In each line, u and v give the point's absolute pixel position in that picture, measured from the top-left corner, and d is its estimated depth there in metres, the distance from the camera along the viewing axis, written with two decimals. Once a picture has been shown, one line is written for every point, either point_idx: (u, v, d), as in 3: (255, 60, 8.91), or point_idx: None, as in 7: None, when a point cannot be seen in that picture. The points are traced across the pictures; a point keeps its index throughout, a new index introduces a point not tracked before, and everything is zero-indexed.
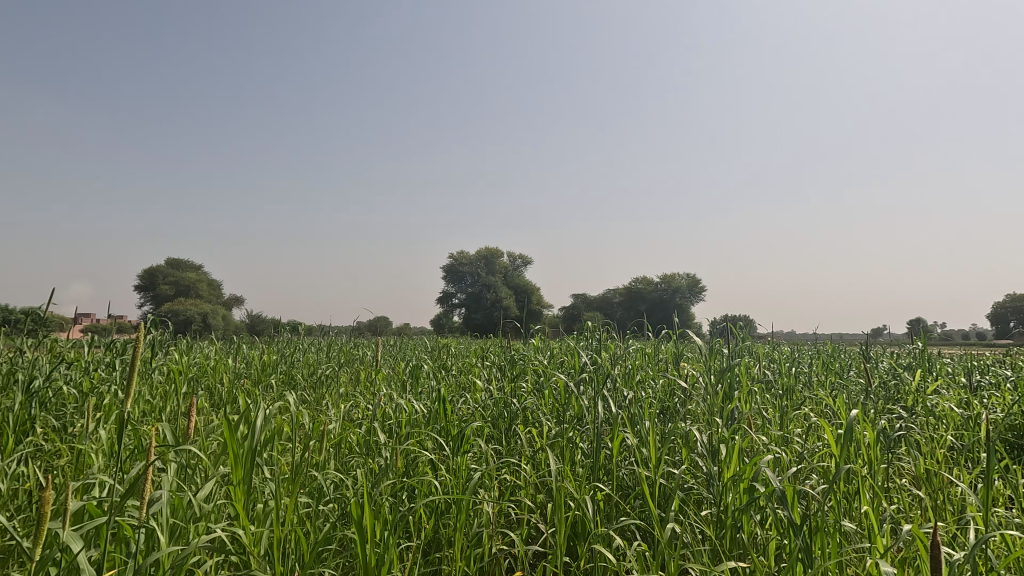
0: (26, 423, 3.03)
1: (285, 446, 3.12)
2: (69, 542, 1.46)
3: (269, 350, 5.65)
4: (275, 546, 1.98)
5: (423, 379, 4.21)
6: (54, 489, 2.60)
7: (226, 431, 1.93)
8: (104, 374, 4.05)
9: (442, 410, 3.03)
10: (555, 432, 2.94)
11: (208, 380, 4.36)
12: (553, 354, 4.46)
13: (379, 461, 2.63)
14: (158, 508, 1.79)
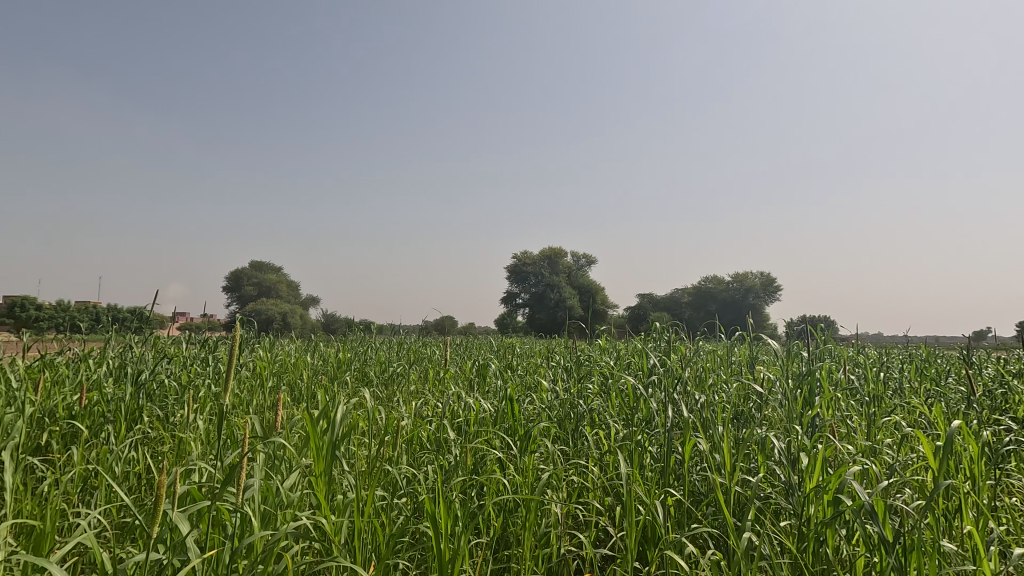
0: (135, 413, 3.34)
1: (361, 441, 3.26)
2: (178, 522, 1.60)
3: (344, 348, 5.92)
4: (354, 535, 2.08)
5: (489, 379, 4.28)
6: (160, 472, 2.86)
7: (309, 425, 2.05)
8: (200, 369, 4.40)
9: (510, 409, 3.07)
10: (624, 434, 2.90)
11: (290, 375, 4.64)
12: (620, 355, 4.39)
13: (449, 459, 2.69)
14: (250, 495, 1.93)
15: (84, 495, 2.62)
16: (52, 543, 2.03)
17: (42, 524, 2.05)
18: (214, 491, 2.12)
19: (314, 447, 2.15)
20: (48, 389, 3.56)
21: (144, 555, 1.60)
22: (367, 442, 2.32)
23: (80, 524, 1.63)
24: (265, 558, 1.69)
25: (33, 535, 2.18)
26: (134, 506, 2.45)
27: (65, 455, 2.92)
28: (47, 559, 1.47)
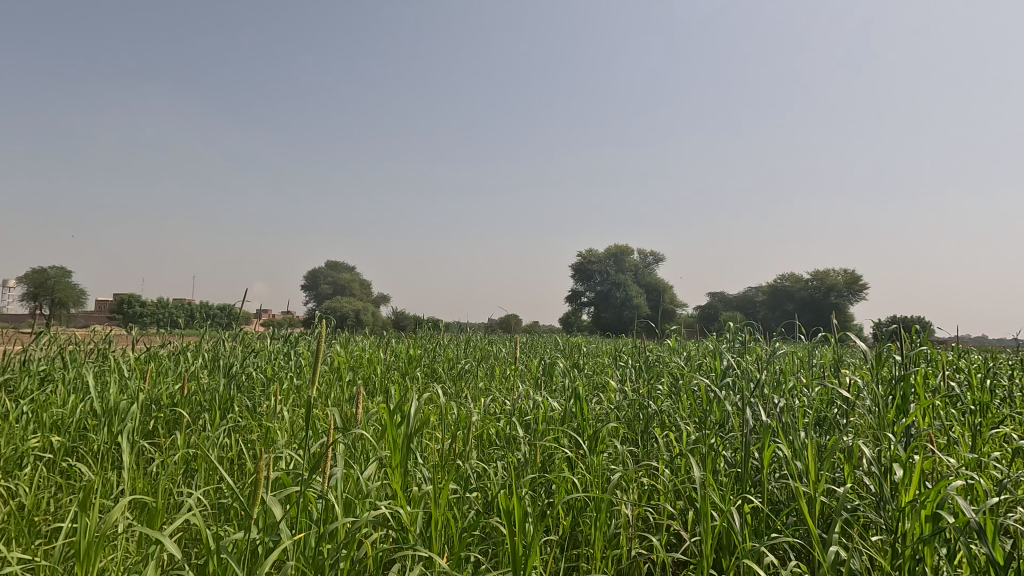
0: (228, 401, 3.60)
1: (432, 435, 3.37)
2: (271, 505, 1.71)
3: (414, 345, 6.11)
4: (428, 526, 2.14)
5: (557, 378, 4.28)
6: (251, 458, 3.07)
7: (387, 418, 2.13)
8: (284, 363, 4.69)
9: (578, 409, 3.05)
10: (696, 437, 2.81)
11: (365, 369, 4.84)
12: (691, 356, 4.27)
13: (518, 456, 2.72)
14: (333, 483, 2.03)
15: (187, 477, 2.86)
16: (161, 519, 2.23)
17: (153, 501, 2.26)
18: (300, 478, 2.25)
19: (390, 440, 2.25)
20: (155, 379, 3.91)
21: (241, 534, 1.72)
22: (440, 436, 2.38)
23: (186, 503, 1.77)
24: (349, 543, 1.78)
25: (145, 511, 2.40)
26: (230, 489, 2.64)
27: (170, 439, 3.20)
28: (160, 532, 1.61)
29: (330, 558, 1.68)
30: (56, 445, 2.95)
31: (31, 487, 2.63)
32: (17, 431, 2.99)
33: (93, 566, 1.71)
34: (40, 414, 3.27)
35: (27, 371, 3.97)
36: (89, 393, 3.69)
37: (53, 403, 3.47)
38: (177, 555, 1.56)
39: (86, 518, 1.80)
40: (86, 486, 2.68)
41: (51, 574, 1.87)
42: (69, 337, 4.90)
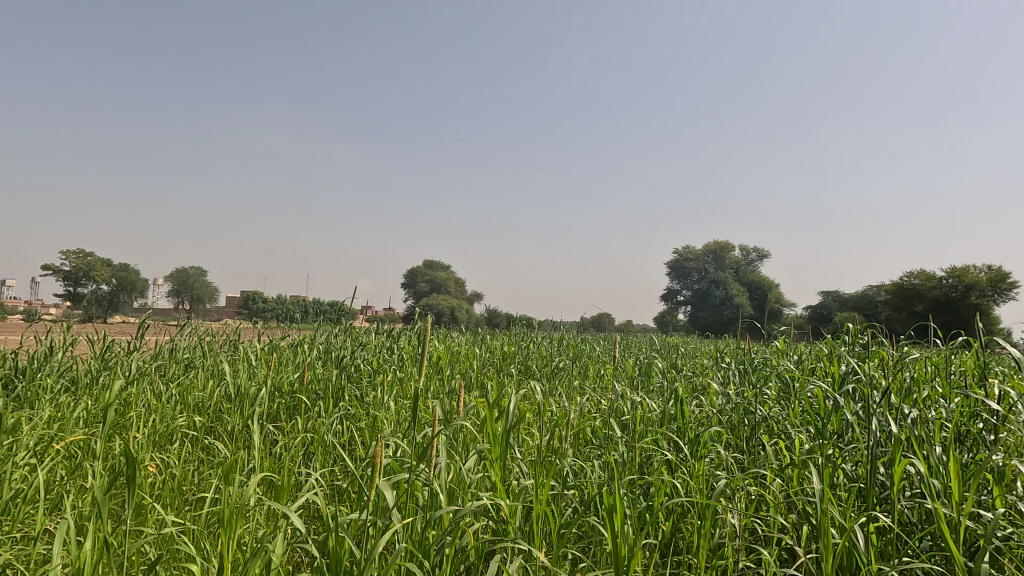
0: (339, 390, 3.89)
1: (529, 431, 3.41)
2: (383, 489, 1.83)
3: (509, 342, 6.21)
4: (528, 519, 2.17)
5: (654, 379, 4.16)
6: (361, 444, 3.29)
7: (488, 413, 2.20)
8: (388, 356, 4.97)
9: (679, 410, 2.94)
10: (811, 446, 2.61)
11: (462, 364, 5.01)
12: (803, 359, 3.97)
13: (615, 456, 2.68)
14: (437, 472, 2.12)
15: (306, 459, 3.12)
16: (286, 495, 2.46)
17: (279, 478, 2.50)
18: (407, 465, 2.37)
19: (491, 434, 2.32)
20: (277, 368, 4.30)
21: (356, 514, 1.85)
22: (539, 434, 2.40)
23: (309, 481, 1.94)
24: (454, 531, 1.85)
25: (272, 488, 2.65)
26: (344, 472, 2.85)
27: (291, 423, 3.51)
28: (289, 506, 1.78)
29: (437, 544, 1.76)
30: (198, 424, 3.34)
31: (181, 460, 3.00)
32: (168, 409, 3.43)
33: (234, 532, 1.92)
34: (186, 396, 3.72)
35: (174, 358, 4.53)
36: (223, 379, 4.14)
37: (195, 386, 3.93)
38: (303, 529, 1.70)
39: (227, 491, 2.02)
40: (224, 461, 3.01)
41: (200, 535, 2.13)
42: (206, 328, 5.52)
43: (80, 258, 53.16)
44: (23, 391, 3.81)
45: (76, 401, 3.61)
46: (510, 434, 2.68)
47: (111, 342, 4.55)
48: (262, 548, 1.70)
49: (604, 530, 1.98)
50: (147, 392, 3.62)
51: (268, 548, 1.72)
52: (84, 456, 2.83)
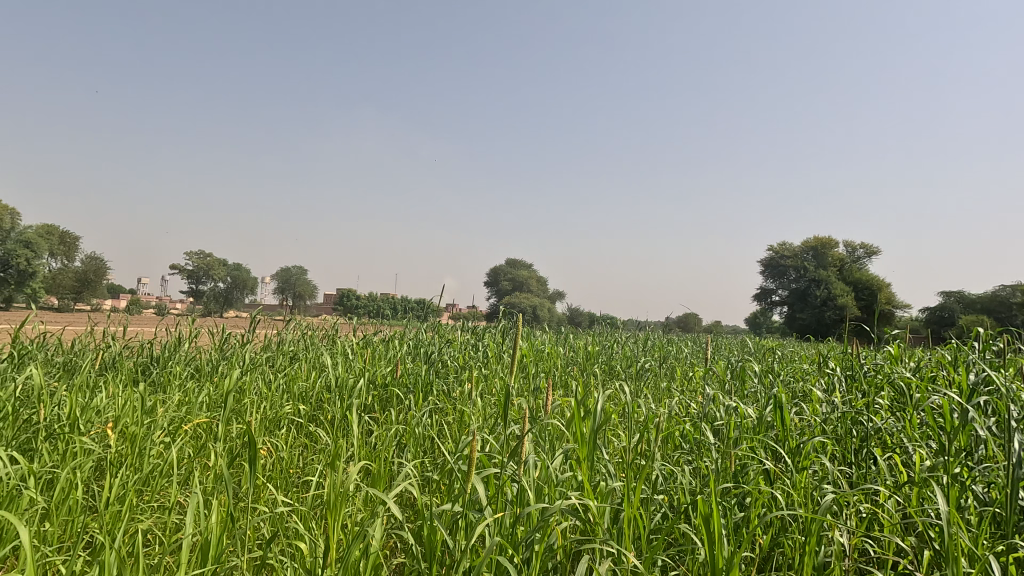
0: (429, 385, 4.04)
1: (615, 432, 3.37)
2: (474, 483, 1.89)
3: (593, 341, 6.15)
4: (617, 521, 2.16)
5: (749, 384, 3.96)
6: (450, 437, 3.41)
7: (577, 413, 2.20)
8: (474, 353, 5.10)
9: (779, 418, 2.78)
10: (933, 463, 2.36)
11: (546, 363, 5.02)
12: (921, 366, 3.61)
13: (707, 462, 2.59)
14: (525, 468, 2.15)
15: (399, 449, 3.28)
16: (382, 483, 2.60)
17: (376, 466, 2.64)
18: (495, 460, 2.42)
19: (578, 433, 2.32)
20: (371, 361, 4.54)
21: (448, 506, 1.92)
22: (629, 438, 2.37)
23: (406, 471, 2.04)
24: (543, 530, 1.87)
25: (369, 476, 2.81)
26: (435, 464, 2.97)
27: (385, 415, 3.70)
28: (387, 492, 1.88)
29: (527, 540, 1.79)
30: (303, 411, 3.61)
31: (289, 445, 3.26)
32: (277, 397, 3.72)
33: (337, 514, 2.05)
34: (292, 386, 4.03)
35: (281, 351, 4.91)
36: (323, 370, 4.44)
37: (299, 376, 4.24)
38: (400, 517, 1.79)
39: (330, 476, 2.17)
40: (326, 448, 3.23)
41: (308, 516, 2.30)
42: (308, 323, 5.94)
43: (200, 258, 59.03)
44: (158, 376, 4.29)
45: (200, 386, 4.03)
46: (598, 434, 2.66)
47: (228, 334, 5.02)
48: (363, 532, 1.82)
49: (697, 538, 1.92)
50: (259, 381, 3.96)
51: (368, 532, 1.83)
52: (207, 437, 3.14)
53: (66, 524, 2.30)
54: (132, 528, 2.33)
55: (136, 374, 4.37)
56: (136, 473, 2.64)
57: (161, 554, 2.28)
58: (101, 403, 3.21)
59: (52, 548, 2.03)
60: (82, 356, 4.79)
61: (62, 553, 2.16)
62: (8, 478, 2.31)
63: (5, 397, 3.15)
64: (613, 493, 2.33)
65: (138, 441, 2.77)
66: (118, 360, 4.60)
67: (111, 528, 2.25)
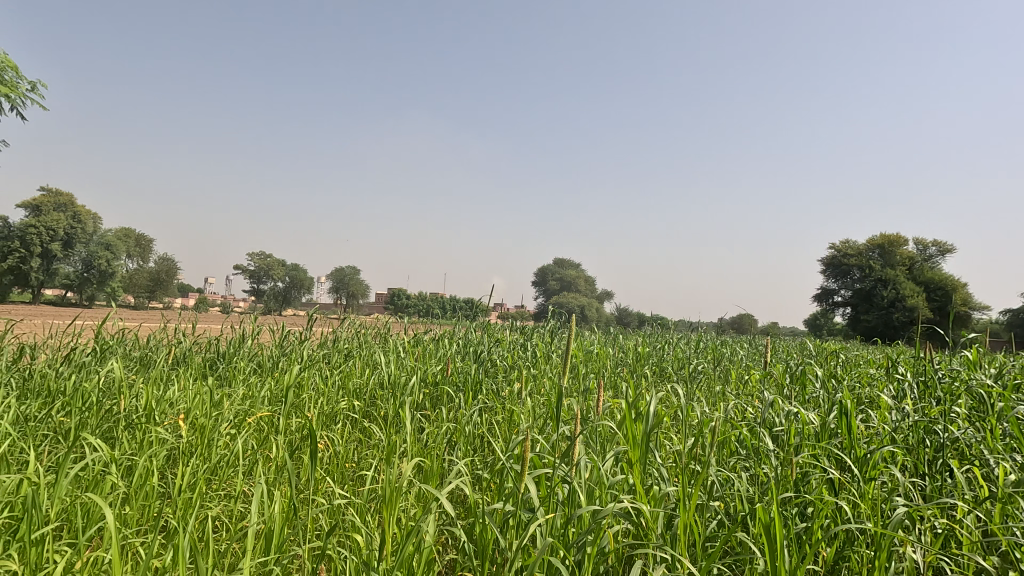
0: (478, 384, 4.09)
1: (668, 435, 3.30)
2: (526, 483, 1.90)
3: (643, 342, 6.04)
4: (670, 526, 2.11)
5: (811, 389, 3.79)
6: (499, 437, 3.44)
7: (630, 415, 2.18)
8: (522, 352, 5.13)
9: (844, 425, 2.65)
10: (1019, 478, 2.20)
11: (595, 364, 4.99)
12: (1004, 373, 3.36)
13: (766, 470, 2.49)
14: (576, 470, 2.14)
15: (450, 447, 3.32)
16: (433, 480, 2.65)
17: (429, 463, 2.70)
18: (546, 461, 2.42)
19: (630, 435, 2.30)
20: (422, 359, 4.63)
21: (499, 504, 1.94)
22: (684, 442, 2.31)
23: (457, 469, 2.07)
24: (594, 532, 1.86)
25: (422, 472, 2.87)
26: (486, 462, 2.99)
27: (436, 413, 3.77)
28: (440, 489, 1.92)
29: (579, 542, 1.78)
30: (357, 407, 3.72)
31: (344, 439, 3.36)
32: (333, 393, 3.86)
33: (392, 508, 2.11)
34: (347, 382, 4.17)
35: (336, 348, 5.09)
36: (376, 367, 4.57)
37: (354, 373, 4.39)
38: (452, 514, 1.83)
39: (385, 471, 2.23)
40: (379, 443, 3.31)
41: (363, 509, 2.38)
42: (362, 321, 6.12)
43: (261, 259, 61.83)
44: (224, 371, 4.53)
45: (262, 381, 4.23)
46: (651, 437, 2.61)
47: (287, 332, 5.24)
48: (417, 527, 1.86)
49: (755, 547, 1.86)
50: (316, 377, 4.12)
51: (422, 528, 1.88)
52: (269, 430, 3.29)
53: (144, 508, 2.47)
54: (202, 514, 2.47)
55: (204, 369, 4.63)
56: (206, 463, 2.80)
57: (228, 539, 2.41)
58: (173, 396, 3.43)
59: (132, 530, 2.18)
60: (157, 351, 5.12)
61: (141, 535, 2.31)
62: (94, 464, 2.50)
63: (91, 388, 3.41)
64: (667, 498, 2.28)
65: (207, 432, 2.94)
66: (188, 355, 4.89)
67: (184, 514, 2.40)
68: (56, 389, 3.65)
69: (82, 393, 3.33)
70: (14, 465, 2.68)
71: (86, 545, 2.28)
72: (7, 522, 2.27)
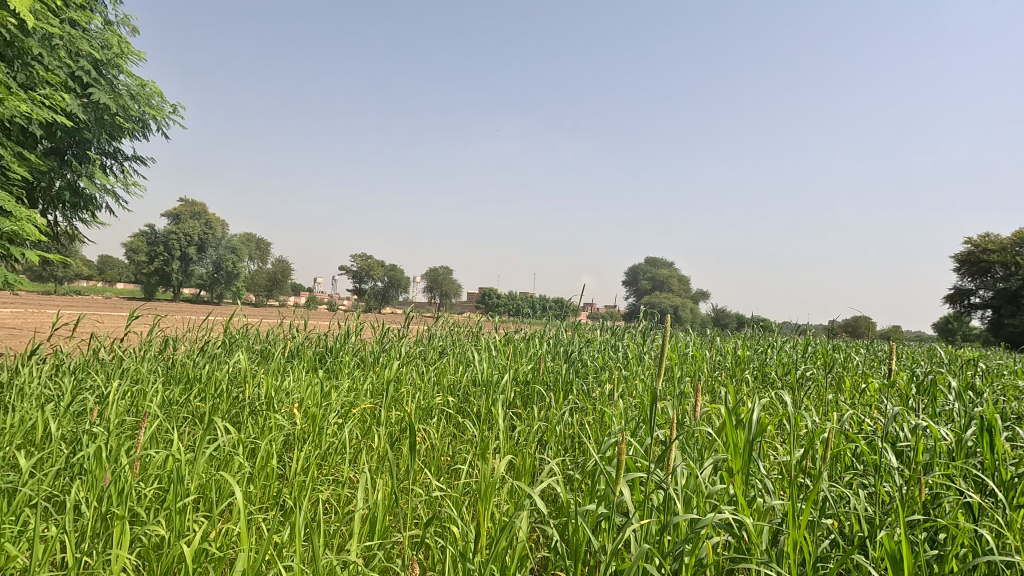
0: (569, 385, 4.07)
1: (773, 445, 3.10)
2: (620, 486, 1.86)
3: (744, 345, 5.70)
4: (776, 542, 1.98)
5: (943, 401, 3.38)
6: (590, 438, 3.41)
7: (731, 422, 2.09)
8: (613, 353, 5.05)
9: (986, 444, 2.33)
10: None
11: (691, 367, 4.80)
12: None
13: (888, 488, 2.27)
14: (672, 476, 2.07)
15: (542, 445, 3.33)
16: (525, 478, 2.69)
17: (521, 459, 2.74)
18: (641, 464, 2.37)
19: (731, 443, 2.19)
20: (513, 358, 4.70)
21: (592, 506, 1.92)
22: (792, 454, 2.15)
23: (550, 468, 2.08)
24: (693, 543, 1.79)
25: (514, 468, 2.92)
26: (577, 463, 2.98)
27: (528, 411, 3.81)
28: (533, 486, 1.94)
29: (675, 551, 1.71)
30: (452, 403, 3.85)
31: (440, 433, 3.50)
32: (429, 389, 4.02)
33: (487, 503, 2.17)
34: (442, 378, 4.32)
35: (432, 345, 5.30)
36: (469, 364, 4.70)
37: (448, 369, 4.54)
38: (545, 511, 1.84)
39: (480, 467, 2.29)
40: (473, 439, 3.41)
41: (459, 502, 2.46)
42: (456, 320, 6.31)
43: (363, 260, 65.73)
44: (331, 364, 4.88)
45: (365, 375, 4.50)
46: (754, 447, 2.46)
47: (387, 329, 5.53)
48: (511, 523, 1.89)
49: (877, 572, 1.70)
50: (413, 373, 4.31)
51: (515, 524, 1.91)
52: (371, 420, 3.49)
53: (265, 487, 2.72)
54: (314, 496, 2.68)
55: (314, 362, 5.01)
56: (317, 449, 3.03)
57: (336, 521, 2.59)
58: (289, 386, 3.74)
59: (256, 507, 2.42)
60: (275, 344, 5.61)
61: (263, 511, 2.55)
62: (224, 445, 2.80)
63: (222, 377, 3.82)
64: (772, 511, 2.14)
65: (318, 421, 3.18)
66: (300, 349, 5.30)
67: (299, 494, 2.62)
68: (193, 377, 4.12)
69: (214, 381, 3.75)
70: (162, 442, 3.07)
71: (218, 516, 2.56)
72: (156, 492, 2.61)
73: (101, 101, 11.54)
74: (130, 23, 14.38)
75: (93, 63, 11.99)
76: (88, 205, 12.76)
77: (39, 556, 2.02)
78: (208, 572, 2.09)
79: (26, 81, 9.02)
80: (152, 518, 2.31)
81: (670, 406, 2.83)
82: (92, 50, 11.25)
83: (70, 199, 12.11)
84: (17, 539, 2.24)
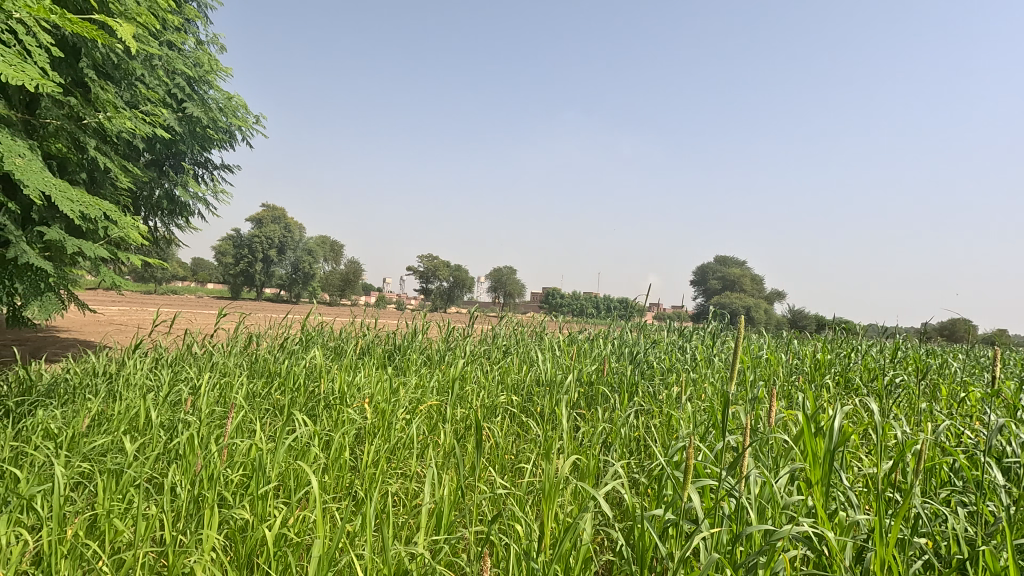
0: (634, 387, 3.99)
1: (857, 455, 2.90)
2: (688, 492, 1.80)
3: (824, 348, 5.37)
4: (861, 560, 1.85)
5: None
6: (656, 442, 3.33)
7: (811, 430, 1.97)
8: (680, 355, 4.90)
9: None
10: None
11: (765, 371, 4.57)
12: None
13: (992, 508, 2.07)
14: (746, 485, 1.98)
15: (606, 447, 3.30)
16: (590, 480, 2.66)
17: (586, 461, 2.71)
18: (710, 471, 2.29)
19: (810, 452, 2.07)
20: (577, 358, 4.67)
21: (660, 511, 1.87)
22: (879, 467, 2.00)
23: (616, 471, 2.04)
24: (768, 555, 1.71)
25: (579, 469, 2.90)
26: (643, 466, 2.92)
27: (592, 412, 3.77)
28: (598, 487, 1.91)
29: (749, 563, 1.63)
30: (516, 402, 3.88)
31: (504, 432, 3.53)
32: (494, 387, 4.06)
33: (551, 503, 2.17)
34: (506, 377, 4.36)
35: (496, 344, 5.36)
36: (533, 364, 4.71)
37: (512, 369, 4.57)
38: (610, 513, 1.81)
39: (544, 466, 2.29)
40: (536, 438, 3.41)
41: (522, 500, 2.48)
42: (520, 320, 6.34)
43: (429, 261, 67.43)
44: (399, 361, 5.04)
45: (432, 373, 4.61)
46: (836, 457, 2.32)
47: (452, 328, 5.64)
48: (575, 525, 1.88)
49: None
50: (478, 371, 4.38)
51: (579, 526, 1.89)
52: (438, 417, 3.58)
53: (340, 477, 2.86)
54: (384, 489, 2.78)
55: (384, 359, 5.20)
56: (387, 444, 3.15)
57: (405, 513, 2.69)
58: (361, 382, 3.90)
59: (330, 497, 2.55)
60: (347, 342, 5.86)
61: (337, 501, 2.68)
62: (302, 437, 2.96)
63: (299, 372, 4.04)
64: (856, 527, 2.01)
65: (387, 416, 3.30)
66: (371, 347, 5.52)
67: (370, 486, 2.73)
68: (274, 371, 4.38)
69: (293, 375, 3.96)
70: (247, 432, 3.30)
71: (297, 504, 2.71)
72: (241, 478, 2.79)
73: (194, 115, 12.50)
74: (219, 42, 15.49)
75: (187, 81, 13.02)
76: (182, 212, 13.84)
77: (141, 531, 2.22)
78: (287, 556, 2.22)
79: (131, 99, 9.90)
80: (238, 502, 2.49)
81: (743, 412, 2.71)
82: (187, 68, 12.20)
83: (168, 207, 13.19)
84: (124, 515, 2.47)
